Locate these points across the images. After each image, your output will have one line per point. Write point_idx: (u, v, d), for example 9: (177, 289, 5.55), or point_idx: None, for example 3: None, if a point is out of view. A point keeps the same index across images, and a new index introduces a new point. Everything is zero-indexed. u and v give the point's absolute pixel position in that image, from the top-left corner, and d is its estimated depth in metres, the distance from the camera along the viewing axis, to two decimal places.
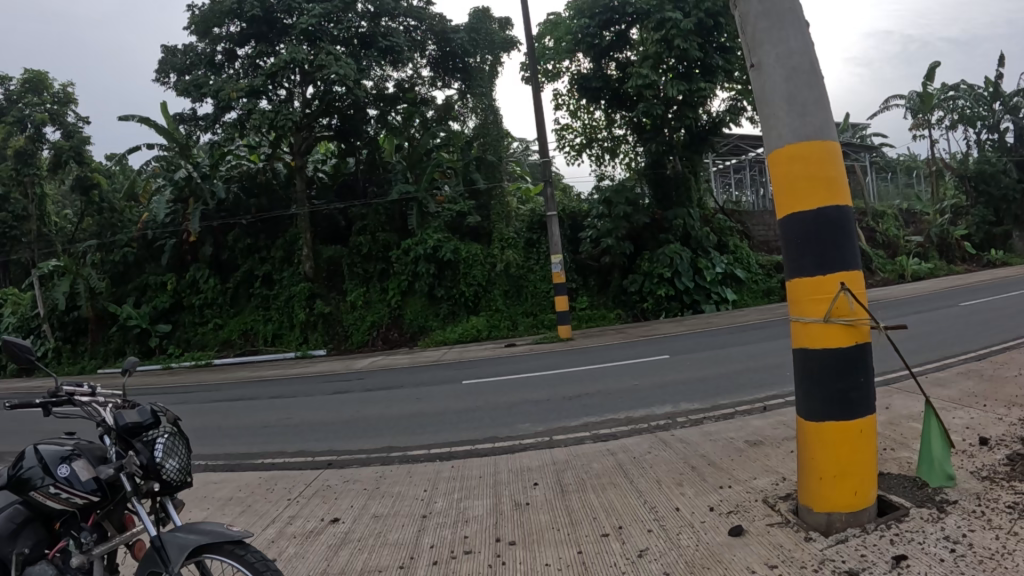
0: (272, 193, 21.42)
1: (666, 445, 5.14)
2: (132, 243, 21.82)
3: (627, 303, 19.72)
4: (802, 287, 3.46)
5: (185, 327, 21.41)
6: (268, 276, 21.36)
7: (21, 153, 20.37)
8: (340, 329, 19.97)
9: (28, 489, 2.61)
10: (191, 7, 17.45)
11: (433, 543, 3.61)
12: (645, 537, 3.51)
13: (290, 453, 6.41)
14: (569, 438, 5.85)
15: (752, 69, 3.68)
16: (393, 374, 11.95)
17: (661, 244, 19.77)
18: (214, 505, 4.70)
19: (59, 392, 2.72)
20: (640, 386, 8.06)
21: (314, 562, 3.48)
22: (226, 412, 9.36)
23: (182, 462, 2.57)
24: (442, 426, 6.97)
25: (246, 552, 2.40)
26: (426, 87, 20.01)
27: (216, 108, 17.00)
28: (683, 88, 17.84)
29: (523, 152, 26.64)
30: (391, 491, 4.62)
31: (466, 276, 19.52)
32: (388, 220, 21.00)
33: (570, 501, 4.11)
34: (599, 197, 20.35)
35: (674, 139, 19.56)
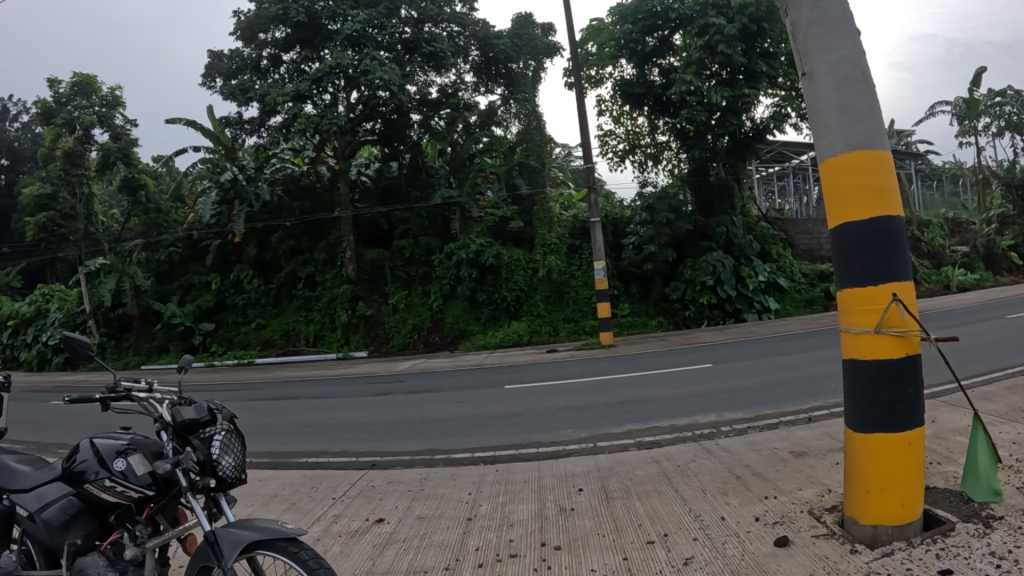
0: (315, 196, 21.93)
1: (710, 454, 5.10)
2: (178, 244, 22.34)
3: (669, 311, 19.61)
4: (851, 297, 3.41)
5: (229, 327, 21.71)
6: (311, 277, 21.55)
7: (70, 154, 21.06)
8: (381, 331, 20.11)
9: (83, 481, 2.71)
10: (237, 13, 17.79)
11: (478, 546, 3.63)
12: (690, 545, 3.49)
13: (335, 453, 6.48)
14: (613, 445, 5.83)
15: (802, 77, 3.64)
16: (433, 378, 11.99)
17: (704, 252, 19.61)
18: (260, 502, 4.79)
19: (117, 387, 2.80)
20: (681, 395, 8.00)
21: (359, 562, 3.52)
22: (272, 411, 9.47)
23: (238, 460, 2.60)
24: (484, 430, 6.99)
25: (300, 549, 2.41)
26: (470, 92, 20.14)
27: (262, 111, 17.38)
28: (727, 94, 17.71)
29: (566, 159, 26.61)
30: (434, 493, 4.65)
31: (509, 281, 19.57)
32: (429, 224, 21.51)
33: (614, 508, 4.09)
34: (642, 204, 20.25)
35: (718, 145, 19.34)
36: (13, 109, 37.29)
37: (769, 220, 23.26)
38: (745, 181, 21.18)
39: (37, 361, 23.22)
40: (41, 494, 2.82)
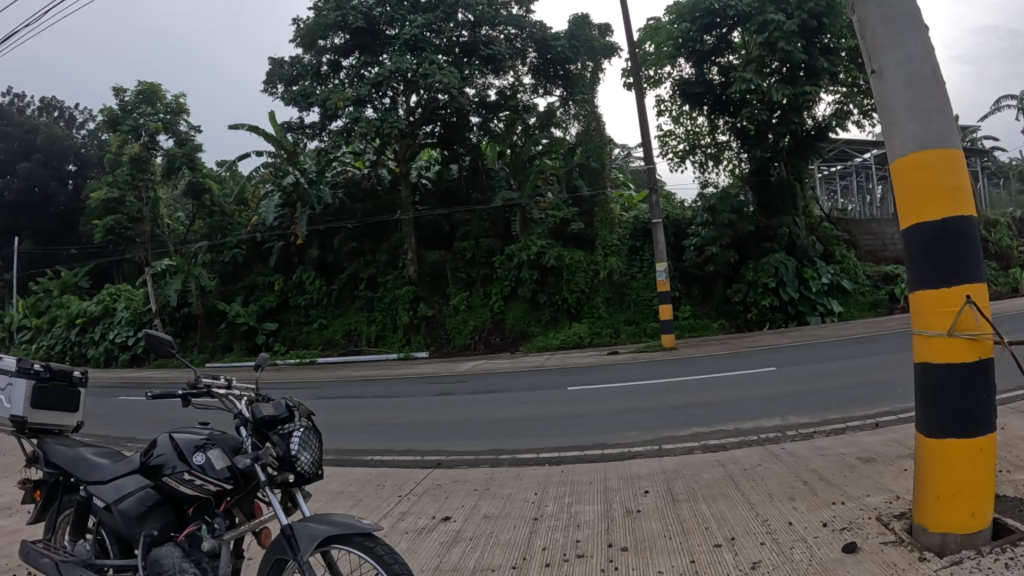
0: (375, 199, 22.07)
1: (776, 458, 5.03)
2: (242, 245, 23.15)
3: (730, 314, 19.38)
4: (923, 299, 3.33)
5: (292, 326, 22.35)
6: (373, 279, 21.92)
7: (136, 159, 21.88)
8: (442, 332, 20.43)
9: (162, 474, 2.82)
10: (296, 21, 18.27)
11: (545, 546, 3.66)
12: (757, 549, 3.45)
13: (400, 451, 6.60)
14: (677, 448, 5.79)
15: (872, 75, 3.55)
16: (494, 379, 12.08)
17: (766, 253, 19.27)
18: (328, 497, 4.92)
19: (199, 384, 2.90)
20: (744, 398, 7.89)
21: (428, 559, 3.59)
22: (337, 409, 9.69)
23: (315, 456, 2.68)
24: (547, 432, 7.02)
25: (375, 544, 2.47)
26: (529, 95, 20.21)
27: (323, 116, 17.80)
28: (788, 91, 17.34)
29: (625, 159, 26.18)
30: (500, 492, 4.70)
31: (569, 283, 19.65)
32: (492, 225, 21.23)
33: (680, 510, 4.07)
34: (703, 205, 20.06)
35: (779, 145, 19.04)
36: (80, 116, 38.98)
37: (831, 220, 22.70)
38: (808, 181, 20.61)
39: (104, 359, 23.97)
40: (119, 485, 2.94)
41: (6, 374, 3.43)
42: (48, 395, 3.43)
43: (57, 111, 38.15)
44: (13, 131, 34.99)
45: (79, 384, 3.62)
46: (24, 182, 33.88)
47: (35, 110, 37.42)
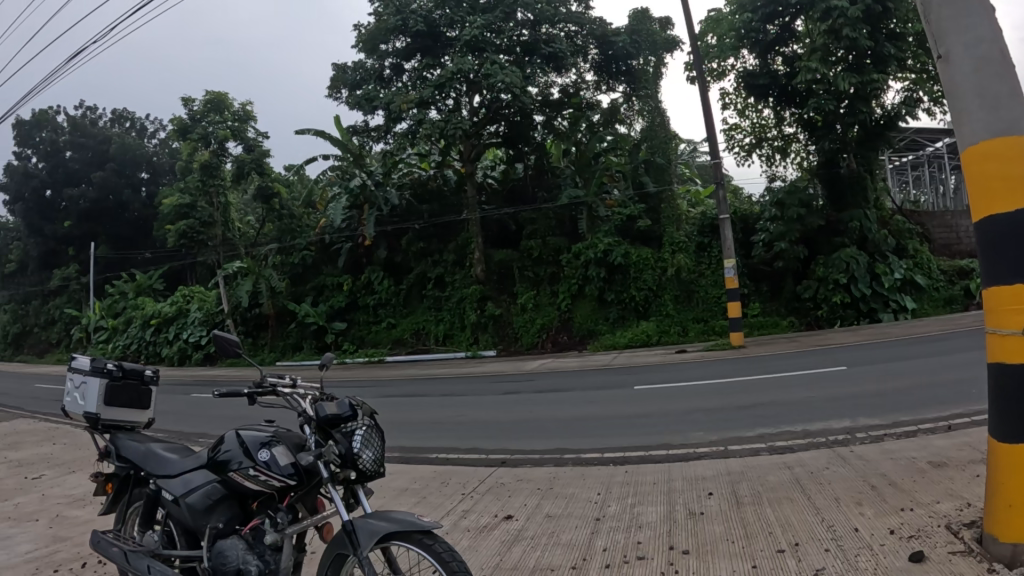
0: (442, 199, 22.31)
1: (844, 461, 4.85)
2: (312, 247, 23.65)
3: (801, 311, 18.82)
4: (998, 296, 3.14)
5: (361, 326, 22.79)
6: (441, 278, 22.07)
7: (206, 166, 22.53)
8: (510, 330, 20.43)
9: (228, 470, 2.88)
10: (357, 26, 18.59)
11: (606, 547, 3.61)
12: (822, 556, 3.32)
13: (465, 449, 6.63)
14: (743, 449, 5.64)
15: (939, 60, 3.37)
16: (560, 378, 12.05)
17: (837, 248, 18.61)
18: (393, 494, 4.98)
19: (265, 383, 2.95)
20: (812, 399, 7.66)
21: (488, 557, 3.59)
22: (405, 407, 9.81)
23: (378, 454, 2.69)
24: (609, 432, 6.95)
25: (435, 542, 2.47)
26: (591, 92, 20.11)
27: (388, 119, 18.17)
28: (855, 80, 16.83)
29: (690, 155, 25.57)
30: (564, 492, 4.66)
31: (637, 281, 19.33)
32: (557, 225, 21.32)
33: (746, 514, 3.96)
34: (770, 199, 19.52)
35: (848, 135, 18.50)
36: (150, 126, 40.48)
37: (902, 213, 21.84)
38: (878, 172, 19.87)
39: (179, 357, 25.00)
40: (187, 479, 3.02)
41: (81, 373, 3.56)
42: (120, 395, 3.55)
43: (129, 122, 39.74)
44: (89, 142, 36.52)
45: (150, 383, 3.71)
46: (101, 191, 35.41)
47: (109, 121, 39.03)
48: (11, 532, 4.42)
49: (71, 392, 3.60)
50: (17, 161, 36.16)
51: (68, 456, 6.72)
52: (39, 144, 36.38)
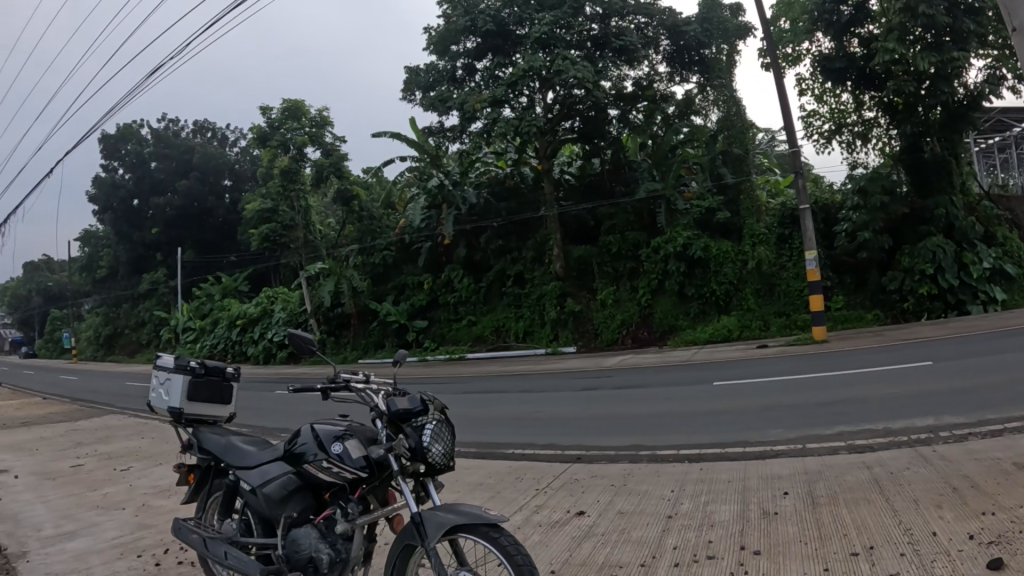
0: (520, 196, 22.30)
1: (926, 462, 4.65)
2: (392, 247, 24.07)
3: (886, 304, 18.06)
4: None
5: (441, 323, 23.00)
6: (520, 275, 21.97)
7: (286, 171, 23.33)
8: (590, 327, 20.19)
9: (303, 461, 2.95)
10: (427, 29, 18.84)
11: (676, 545, 3.56)
12: (898, 561, 3.19)
13: (540, 445, 6.66)
14: (820, 447, 5.48)
15: (1013, 33, 3.21)
16: (637, 374, 11.97)
17: (924, 237, 17.77)
18: (466, 489, 5.03)
19: (338, 378, 3.01)
20: (894, 395, 7.37)
21: (557, 552, 3.59)
22: (483, 403, 9.92)
23: (446, 448, 2.72)
24: (683, 429, 6.84)
25: (502, 536, 2.48)
26: (665, 84, 19.76)
27: (462, 119, 18.29)
28: (934, 59, 16.19)
29: (771, 144, 24.34)
30: (637, 488, 4.63)
31: (717, 275, 19.03)
32: (637, 219, 20.90)
33: (821, 514, 3.85)
34: (851, 187, 18.81)
35: (930, 118, 17.78)
36: (231, 135, 41.99)
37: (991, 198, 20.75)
38: (964, 155, 18.94)
39: (264, 356, 25.94)
40: (264, 470, 3.11)
41: (167, 370, 3.72)
42: (204, 390, 3.70)
43: (210, 132, 41.12)
44: (172, 153, 37.87)
45: (232, 379, 3.85)
46: (185, 198, 36.91)
47: (191, 132, 40.52)
48: (101, 519, 4.66)
49: (157, 388, 3.78)
50: (107, 172, 38.05)
51: (156, 449, 7.05)
52: (125, 156, 37.89)
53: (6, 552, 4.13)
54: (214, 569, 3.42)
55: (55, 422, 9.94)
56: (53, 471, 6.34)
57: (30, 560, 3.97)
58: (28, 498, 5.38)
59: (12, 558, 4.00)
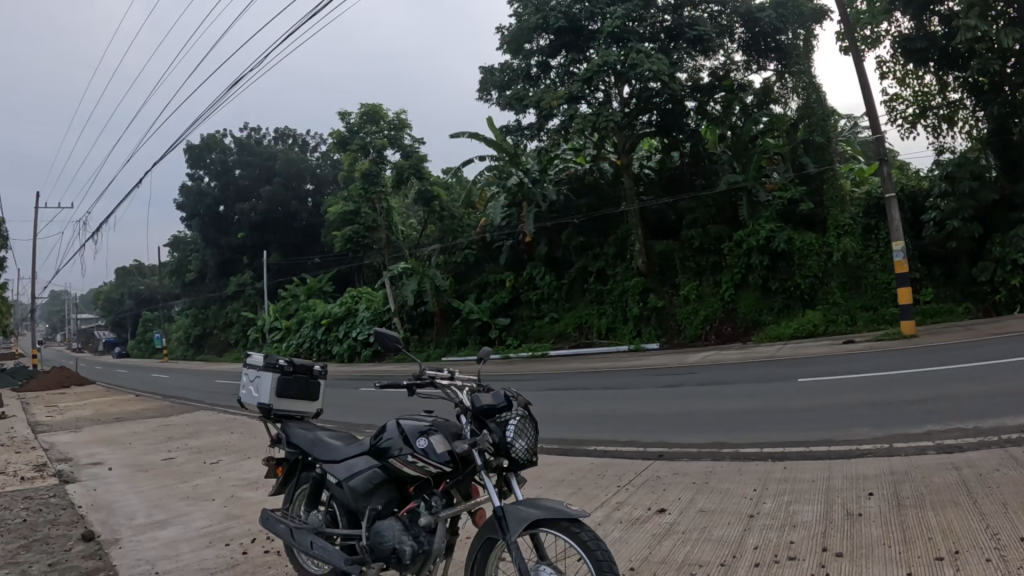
0: (599, 191, 22.19)
1: (1021, 463, 4.45)
2: (474, 246, 24.18)
3: (977, 296, 17.50)
4: None
5: (524, 320, 23.07)
6: (602, 271, 21.89)
7: (367, 174, 24.05)
8: (674, 323, 20.02)
9: (389, 456, 3.03)
10: (501, 28, 18.97)
11: (757, 545, 3.52)
12: (984, 567, 3.08)
13: (622, 442, 6.68)
14: (906, 447, 5.31)
15: None
16: (720, 370, 11.82)
17: (1016, 225, 16.92)
18: (548, 484, 5.08)
19: (424, 375, 3.07)
20: (987, 393, 7.05)
21: (637, 550, 3.60)
22: (567, 400, 9.99)
23: (531, 444, 2.75)
24: (767, 427, 6.71)
25: (583, 531, 2.51)
26: (741, 73, 19.40)
27: (539, 116, 18.43)
28: (1019, 34, 15.60)
29: (852, 132, 23.08)
30: (719, 487, 4.59)
31: (802, 267, 18.43)
32: (718, 212, 20.39)
33: (906, 516, 3.74)
34: (938, 173, 17.87)
35: (1020, 97, 16.95)
36: (313, 141, 43.34)
37: None
38: None
39: (349, 354, 26.72)
40: (351, 464, 3.22)
41: (257, 367, 3.89)
42: (290, 386, 3.85)
43: (292, 139, 42.56)
44: (256, 159, 39.69)
45: (318, 376, 3.98)
46: (270, 203, 38.37)
47: (273, 140, 41.98)
48: (191, 510, 4.90)
49: (247, 384, 3.97)
50: (194, 181, 39.94)
51: (245, 444, 7.35)
52: (210, 165, 39.86)
53: (101, 539, 4.38)
54: (300, 558, 3.56)
55: (148, 418, 10.47)
56: (147, 464, 6.69)
57: (124, 547, 4.20)
58: (123, 489, 5.70)
59: (106, 545, 4.24)
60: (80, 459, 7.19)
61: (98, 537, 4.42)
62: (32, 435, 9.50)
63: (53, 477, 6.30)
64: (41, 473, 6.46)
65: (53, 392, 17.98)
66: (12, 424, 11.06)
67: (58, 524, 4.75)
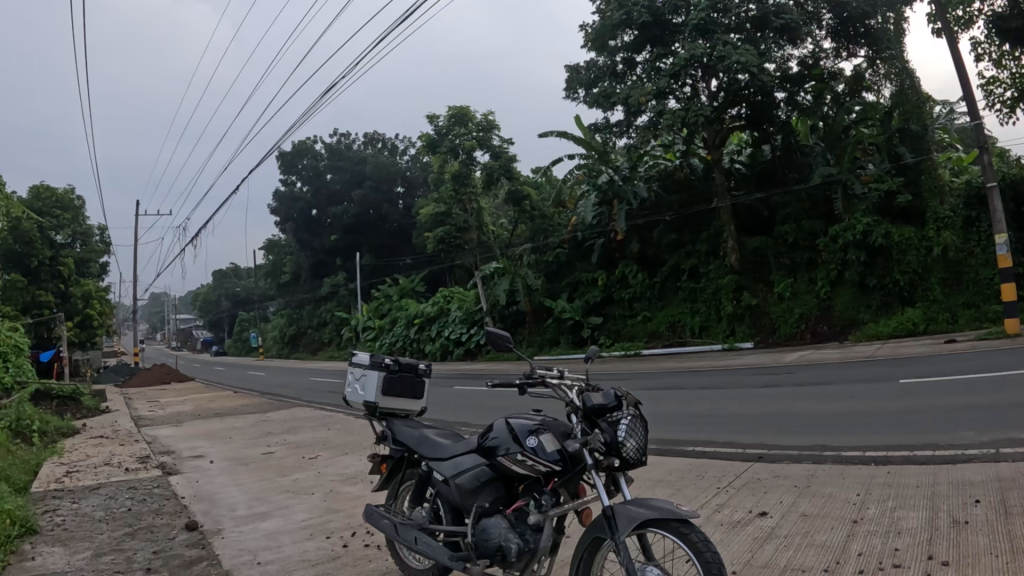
0: (690, 188, 21.69)
1: None
2: (565, 244, 24.02)
3: None
4: None
5: (617, 319, 22.83)
6: (694, 269, 21.36)
7: (457, 175, 24.71)
8: (768, 322, 19.45)
9: (497, 454, 3.06)
10: (583, 27, 19.06)
11: (861, 551, 3.41)
12: None
13: (719, 443, 6.56)
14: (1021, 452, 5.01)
15: None
16: (818, 370, 11.41)
17: None
18: (646, 485, 5.05)
19: (534, 374, 3.09)
20: None
21: (738, 553, 3.53)
22: (663, 399, 9.90)
23: (641, 444, 2.73)
24: (872, 429, 6.45)
25: (693, 532, 2.48)
26: (832, 60, 18.78)
27: (628, 113, 18.31)
28: None
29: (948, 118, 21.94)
30: (821, 491, 4.45)
31: (900, 263, 17.70)
32: (812, 207, 19.87)
33: (1021, 527, 3.53)
34: None
35: None
36: (402, 144, 44.17)
37: None
38: None
39: (442, 352, 27.27)
40: (457, 462, 3.27)
41: (362, 366, 4.01)
42: (396, 385, 3.95)
43: (380, 143, 43.41)
44: (346, 164, 40.91)
45: (423, 375, 4.08)
46: (361, 206, 39.51)
47: (362, 144, 42.92)
48: (291, 503, 5.09)
49: (352, 383, 4.09)
50: (286, 187, 41.35)
51: (341, 440, 7.59)
52: (302, 170, 41.21)
53: (204, 529, 4.59)
54: (401, 553, 3.64)
55: (246, 413, 10.93)
56: (247, 457, 6.98)
57: (226, 537, 4.39)
58: (224, 481, 5.96)
59: (208, 535, 4.44)
60: (182, 452, 7.57)
61: (201, 527, 4.64)
62: (137, 428, 10.07)
63: (158, 469, 6.65)
64: (146, 465, 6.83)
65: (156, 388, 19.02)
66: (120, 417, 11.75)
67: (163, 513, 5.01)
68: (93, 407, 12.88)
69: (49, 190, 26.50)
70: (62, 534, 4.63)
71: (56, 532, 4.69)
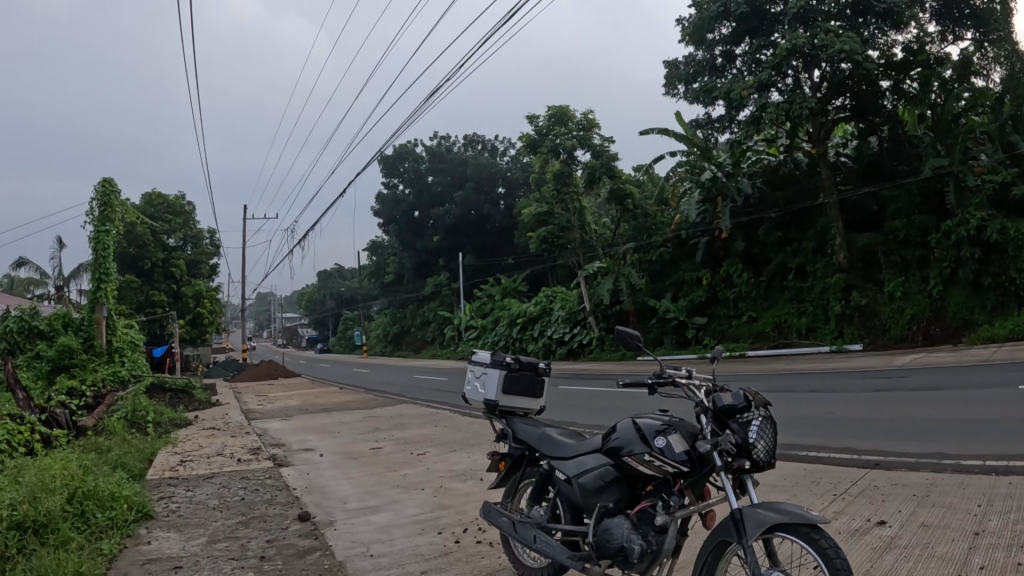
0: (796, 184, 21.20)
1: None
2: (668, 243, 23.56)
3: None
4: None
5: (721, 319, 22.21)
6: (801, 268, 20.66)
7: (559, 174, 24.91)
8: (878, 322, 18.54)
9: (623, 454, 3.06)
10: (679, 21, 18.80)
11: (984, 565, 3.21)
12: None
13: (834, 448, 6.32)
14: None
15: None
16: (940, 374, 10.76)
17: None
18: (759, 489, 4.91)
19: (663, 373, 3.08)
20: None
21: (857, 561, 3.41)
22: (787, 400, 9.63)
23: (772, 447, 2.67)
24: (999, 437, 6.06)
25: (824, 538, 2.40)
26: (937, 45, 17.83)
27: (729, 107, 17.84)
28: None
29: None
30: (942, 501, 4.22)
31: (1020, 262, 16.48)
32: (922, 201, 18.72)
33: None
34: None
35: None
36: (500, 145, 44.17)
37: None
38: None
39: (545, 351, 27.42)
40: (580, 461, 3.28)
41: (483, 364, 4.09)
42: (516, 384, 4.00)
43: (479, 144, 43.84)
44: (446, 167, 41.48)
45: (544, 374, 4.09)
46: (463, 207, 39.75)
47: (462, 145, 43.40)
48: (401, 497, 5.23)
49: (473, 381, 4.17)
50: (388, 189, 42.42)
51: (447, 437, 7.74)
52: (403, 173, 42.22)
53: (315, 520, 4.78)
54: (517, 551, 3.69)
55: (353, 409, 11.32)
56: (355, 452, 7.23)
57: (337, 529, 4.57)
58: (333, 474, 6.19)
59: (320, 526, 4.62)
60: (292, 445, 7.92)
61: (312, 518, 4.83)
62: (249, 420, 10.57)
63: (269, 460, 6.98)
64: (259, 456, 7.18)
65: (265, 383, 19.95)
66: (233, 410, 12.40)
67: (275, 503, 5.25)
68: (204, 400, 13.58)
69: (161, 196, 27.72)
70: (178, 520, 4.93)
71: (172, 518, 4.99)
